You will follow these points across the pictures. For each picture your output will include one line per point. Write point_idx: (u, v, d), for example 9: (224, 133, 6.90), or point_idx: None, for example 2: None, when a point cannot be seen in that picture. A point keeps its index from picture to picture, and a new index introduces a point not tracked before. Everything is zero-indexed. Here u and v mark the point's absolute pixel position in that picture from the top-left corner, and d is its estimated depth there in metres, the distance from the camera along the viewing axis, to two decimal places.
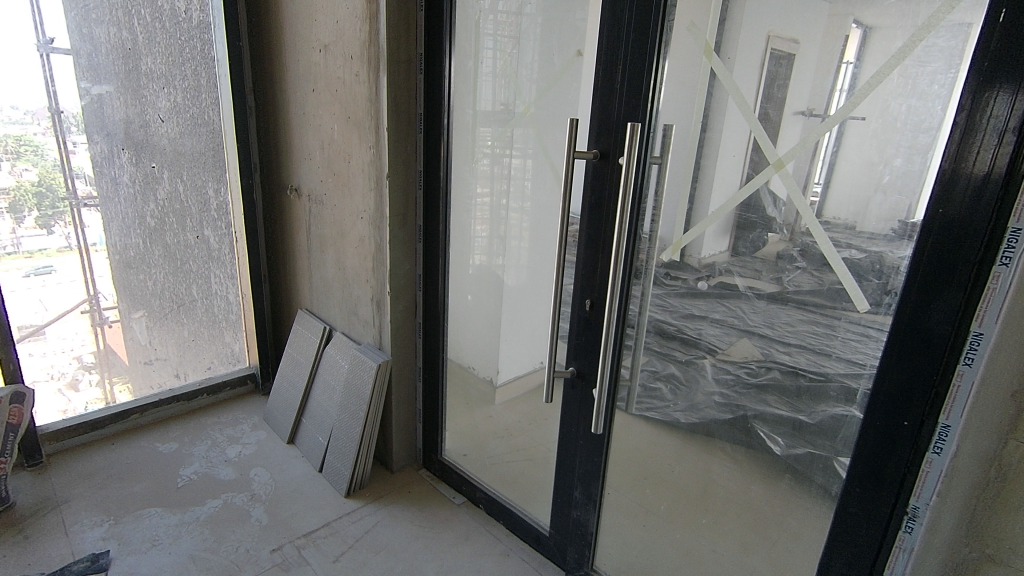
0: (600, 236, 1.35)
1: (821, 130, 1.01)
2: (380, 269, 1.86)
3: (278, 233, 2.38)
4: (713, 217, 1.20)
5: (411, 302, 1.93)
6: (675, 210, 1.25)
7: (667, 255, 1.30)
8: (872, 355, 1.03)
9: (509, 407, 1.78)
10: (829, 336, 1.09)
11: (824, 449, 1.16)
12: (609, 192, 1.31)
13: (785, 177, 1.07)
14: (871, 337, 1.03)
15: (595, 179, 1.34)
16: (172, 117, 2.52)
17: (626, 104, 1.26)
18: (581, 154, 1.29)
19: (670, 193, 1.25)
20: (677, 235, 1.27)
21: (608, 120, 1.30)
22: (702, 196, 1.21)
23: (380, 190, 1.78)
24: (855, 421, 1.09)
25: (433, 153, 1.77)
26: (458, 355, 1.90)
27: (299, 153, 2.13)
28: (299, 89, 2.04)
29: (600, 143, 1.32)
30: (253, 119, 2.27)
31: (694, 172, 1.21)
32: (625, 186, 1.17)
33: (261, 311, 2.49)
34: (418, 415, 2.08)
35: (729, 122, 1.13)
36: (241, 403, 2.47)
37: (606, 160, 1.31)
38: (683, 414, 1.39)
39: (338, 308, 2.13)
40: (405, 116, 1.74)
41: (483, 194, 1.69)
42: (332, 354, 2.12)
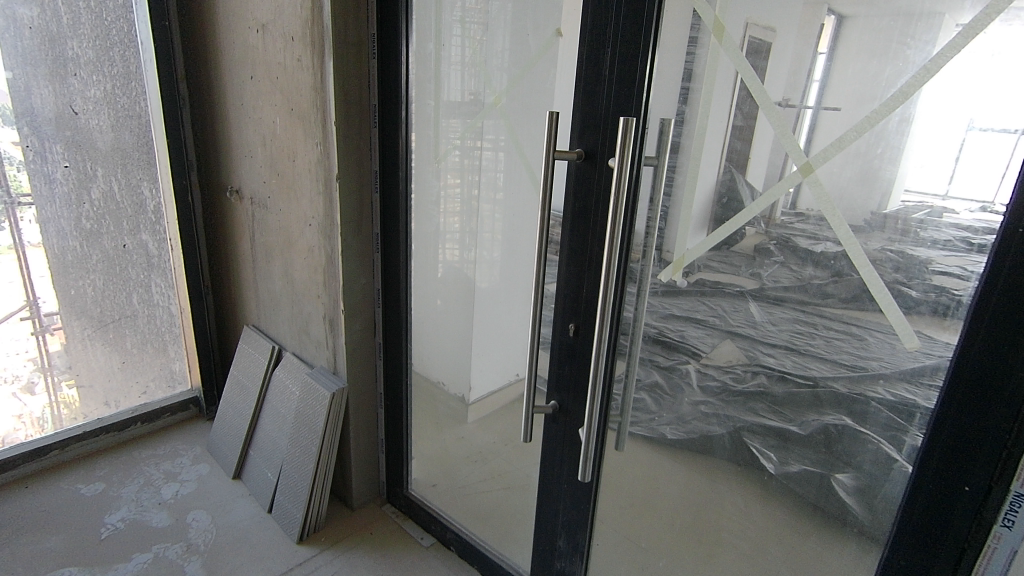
0: (586, 252, 1.14)
1: (864, 126, 0.79)
2: (332, 283, 1.62)
3: (220, 240, 2.11)
4: (724, 230, 0.98)
5: (370, 320, 1.70)
6: (678, 221, 1.04)
7: (668, 274, 1.07)
8: (856, 356, 0.87)
9: (481, 426, 1.56)
10: (816, 336, 0.91)
11: (822, 467, 0.96)
12: (599, 200, 1.10)
13: (816, 185, 0.85)
14: (853, 337, 0.87)
15: (578, 183, 1.13)
16: (103, 108, 2.05)
17: (616, 95, 1.04)
18: (564, 155, 1.07)
19: (672, 201, 1.03)
20: (679, 251, 1.05)
21: (593, 114, 1.09)
22: (710, 206, 0.99)
23: (329, 195, 1.53)
24: (857, 436, 0.90)
25: (390, 152, 1.54)
26: (424, 377, 1.69)
27: (237, 151, 1.85)
28: (234, 76, 1.77)
29: (584, 141, 1.11)
30: (187, 112, 1.99)
31: (699, 177, 0.99)
32: (617, 196, 0.96)
33: (203, 329, 2.21)
34: (380, 444, 1.85)
35: (743, 116, 0.91)
36: (183, 431, 2.20)
37: (591, 162, 1.10)
38: (669, 428, 1.16)
39: (288, 326, 1.88)
40: (357, 109, 1.50)
41: (454, 184, 1.45)
42: (283, 378, 1.87)
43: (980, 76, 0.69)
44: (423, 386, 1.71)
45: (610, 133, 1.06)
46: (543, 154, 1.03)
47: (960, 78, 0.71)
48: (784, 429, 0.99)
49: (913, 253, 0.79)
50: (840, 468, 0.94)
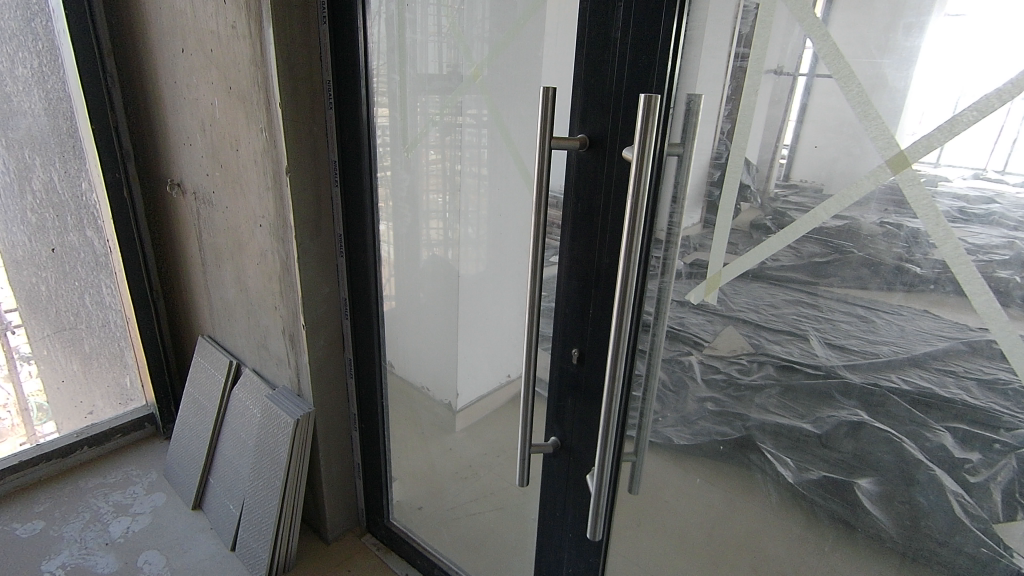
0: (595, 265, 0.92)
1: (990, 103, 0.55)
2: (289, 293, 1.38)
3: (166, 240, 1.85)
4: (783, 241, 0.73)
5: (336, 334, 1.46)
6: (717, 228, 0.79)
7: (700, 294, 0.84)
8: (865, 340, 0.69)
9: (472, 436, 1.34)
10: (820, 318, 0.72)
11: (839, 470, 0.75)
12: (609, 199, 0.87)
13: (913, 183, 0.61)
14: (860, 318, 0.69)
15: (581, 175, 0.90)
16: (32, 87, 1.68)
17: (629, 62, 0.80)
18: (564, 141, 0.84)
19: (706, 201, 0.79)
20: (715, 266, 0.81)
21: (599, 88, 0.84)
22: (761, 209, 0.74)
23: (279, 189, 1.28)
24: (877, 432, 0.70)
25: (351, 138, 1.28)
26: (399, 385, 1.47)
27: (174, 138, 1.58)
28: (164, 49, 1.49)
29: (588, 124, 0.87)
30: (118, 93, 1.72)
31: (743, 170, 0.74)
32: (636, 203, 0.72)
33: (155, 340, 1.96)
34: (356, 470, 1.64)
35: (806, 87, 0.67)
36: (137, 454, 1.97)
37: (599, 150, 0.86)
38: (675, 430, 0.93)
39: (245, 340, 1.64)
40: (307, 87, 1.24)
41: (433, 159, 1.18)
42: (242, 398, 1.65)
43: (989, 14, 0.54)
44: (398, 399, 1.49)
45: (623, 114, 0.82)
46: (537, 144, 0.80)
47: (970, 17, 0.55)
48: (787, 427, 0.79)
49: (908, 226, 0.63)
50: (856, 471, 0.73)
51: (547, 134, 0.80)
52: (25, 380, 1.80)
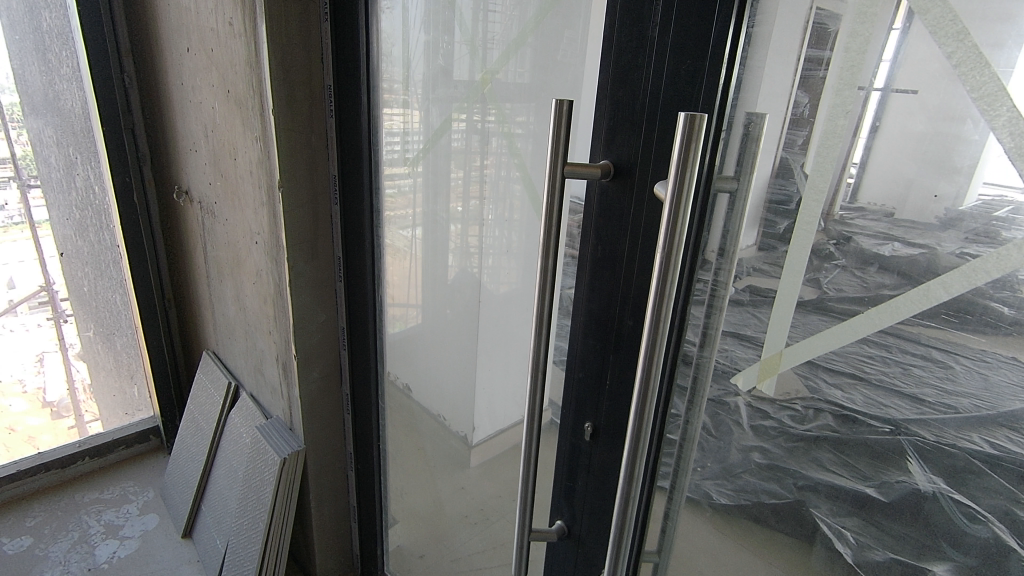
0: (618, 326, 0.72)
1: None
2: (282, 318, 1.25)
3: (176, 249, 1.77)
4: (873, 324, 0.51)
5: (333, 365, 1.32)
6: (779, 297, 0.58)
7: (751, 380, 0.62)
8: (941, 390, 0.48)
9: (486, 473, 1.14)
10: (885, 359, 0.51)
11: (909, 550, 0.53)
12: (639, 245, 0.67)
13: None
14: (935, 362, 0.48)
15: (605, 210, 0.71)
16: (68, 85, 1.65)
17: (669, 69, 0.60)
18: (584, 168, 0.65)
19: (767, 258, 0.58)
20: (772, 346, 0.59)
21: (628, 101, 0.65)
22: (848, 278, 0.52)
23: (272, 205, 1.15)
24: (960, 508, 0.49)
25: (353, 150, 1.14)
26: (397, 416, 1.33)
27: (182, 143, 1.49)
28: (173, 49, 1.40)
29: (613, 147, 0.68)
30: (136, 93, 1.64)
31: (820, 221, 0.54)
32: (668, 266, 0.52)
33: (164, 352, 1.88)
34: (351, 511, 1.49)
35: (905, 113, 0.47)
36: (139, 469, 1.89)
37: (628, 181, 0.67)
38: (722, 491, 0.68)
39: (244, 361, 1.53)
40: (305, 93, 1.10)
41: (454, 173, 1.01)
42: (237, 424, 1.53)
43: None
44: (395, 432, 1.35)
45: (659, 136, 0.62)
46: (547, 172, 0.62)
47: None
48: (838, 488, 0.57)
49: (995, 260, 0.44)
50: (930, 553, 0.52)
51: (559, 159, 0.61)
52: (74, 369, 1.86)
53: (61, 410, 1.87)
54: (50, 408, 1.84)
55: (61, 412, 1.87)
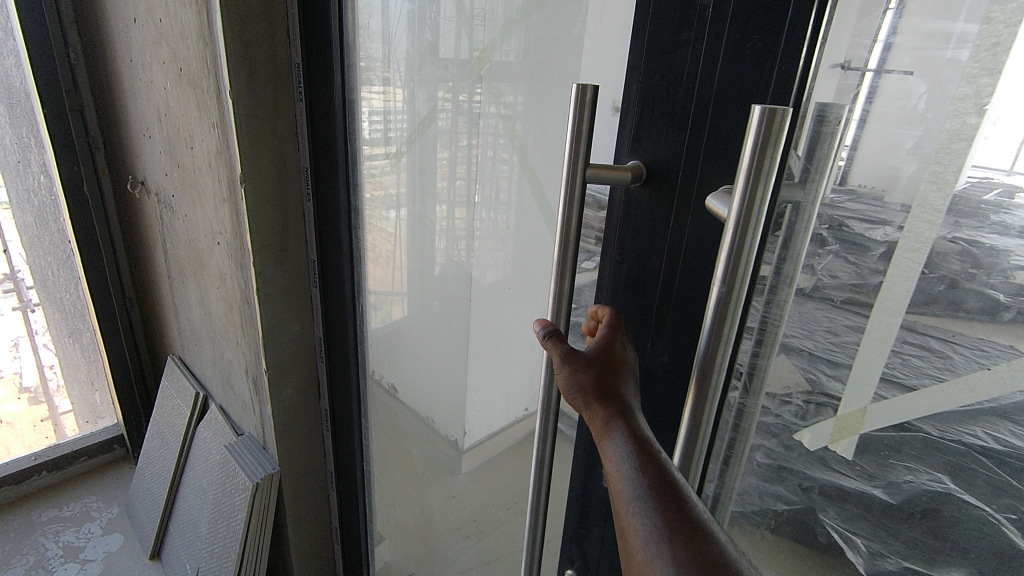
0: (649, 363, 0.60)
1: None
2: (249, 328, 1.11)
3: (137, 244, 1.60)
4: (1000, 384, 0.39)
5: (309, 378, 1.19)
6: (865, 340, 0.46)
7: (822, 440, 0.51)
8: (941, 382, 0.42)
9: (479, 486, 1.02)
10: (880, 347, 0.45)
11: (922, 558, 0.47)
12: (678, 267, 0.55)
13: None
14: (933, 352, 0.42)
15: (631, 222, 0.58)
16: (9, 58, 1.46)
17: (725, 46, 0.46)
18: (609, 170, 0.53)
19: (851, 293, 0.46)
20: (853, 401, 0.48)
21: (667, 85, 0.51)
22: (968, 324, 0.40)
23: (235, 202, 1.00)
24: (961, 505, 0.43)
25: (325, 139, 0.99)
26: (378, 420, 1.21)
27: (134, 128, 1.32)
28: (118, 19, 1.22)
29: (646, 144, 0.55)
30: (83, 70, 1.45)
31: (929, 251, 0.41)
32: (726, 299, 0.43)
33: (126, 356, 1.72)
34: (334, 532, 1.38)
35: (895, 94, 0.41)
36: (102, 482, 1.74)
37: (665, 188, 0.54)
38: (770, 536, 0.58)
39: (211, 371, 1.39)
40: (268, 72, 0.94)
41: (443, 168, 0.88)
42: (206, 439, 1.39)
43: None
44: (378, 440, 1.23)
45: (709, 132, 0.49)
46: (564, 176, 0.51)
47: None
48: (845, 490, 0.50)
49: (987, 246, 0.39)
50: (942, 560, 0.45)
51: (581, 163, 0.50)
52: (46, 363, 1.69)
53: (43, 397, 1.70)
54: (27, 394, 1.67)
55: (41, 399, 1.70)
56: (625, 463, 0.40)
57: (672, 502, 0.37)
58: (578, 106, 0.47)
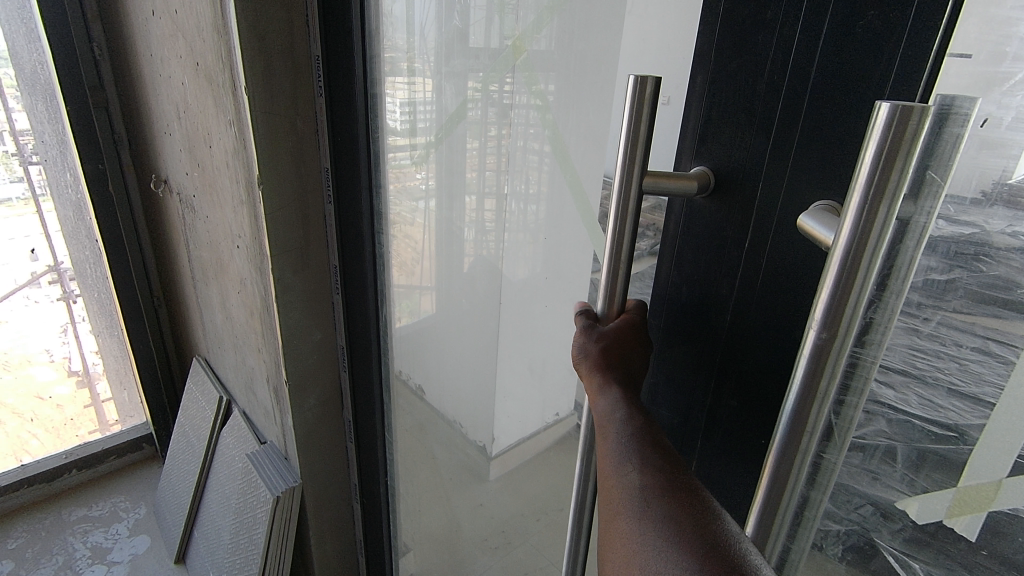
0: (715, 404, 0.51)
1: None
2: (269, 336, 1.06)
3: (163, 243, 1.58)
4: None
5: (332, 388, 1.13)
6: (1006, 397, 0.35)
7: (937, 514, 0.40)
8: None
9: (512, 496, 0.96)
10: (951, 363, 0.38)
11: None
12: (755, 294, 0.46)
13: None
14: (995, 357, 0.36)
15: (694, 239, 0.49)
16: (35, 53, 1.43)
17: (828, 30, 0.37)
18: (671, 179, 0.45)
19: (990, 337, 0.36)
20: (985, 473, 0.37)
21: (749, 77, 0.42)
22: None
23: (253, 205, 0.94)
24: None
25: (347, 138, 0.92)
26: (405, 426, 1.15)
27: (156, 125, 1.28)
28: (138, 12, 1.17)
29: (717, 148, 0.46)
30: (107, 66, 1.42)
31: None
32: (826, 348, 0.34)
33: (153, 356, 1.71)
34: (358, 543, 1.33)
35: None
36: (131, 482, 1.74)
37: (742, 201, 0.45)
38: None
39: (234, 375, 1.35)
40: (286, 66, 0.87)
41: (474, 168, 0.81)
42: (229, 446, 1.36)
43: None
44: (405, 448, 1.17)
45: (803, 134, 0.40)
46: (615, 189, 0.43)
47: None
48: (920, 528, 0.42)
49: None
50: None
51: (636, 172, 0.42)
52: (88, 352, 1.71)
53: (93, 378, 1.74)
54: (77, 376, 1.70)
55: (91, 380, 1.73)
56: (614, 416, 0.43)
57: (647, 452, 0.39)
58: (636, 105, 0.39)
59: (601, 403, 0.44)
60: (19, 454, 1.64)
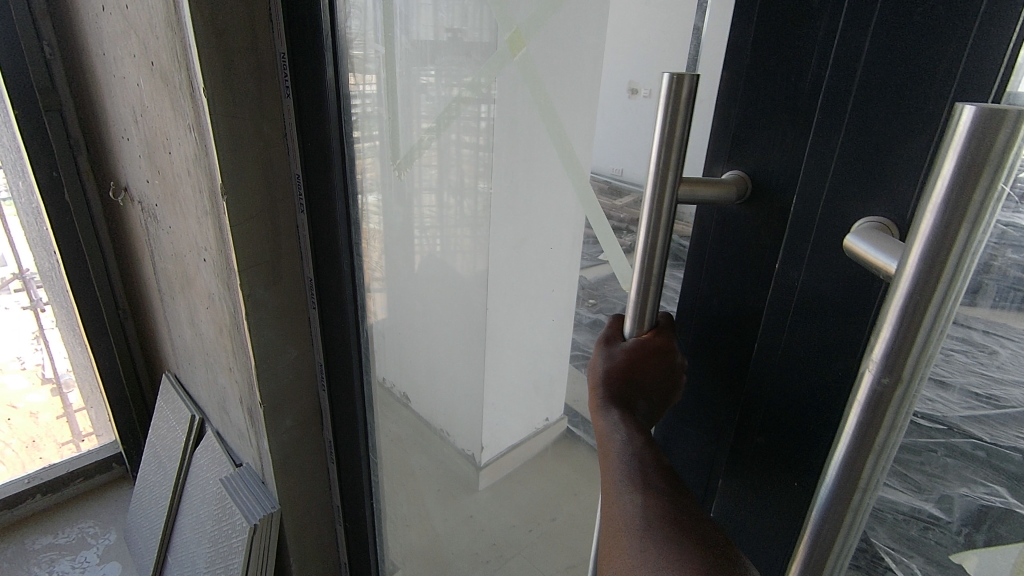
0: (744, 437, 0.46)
1: None
2: (240, 356, 0.98)
3: (127, 254, 1.48)
4: None
5: (310, 408, 1.06)
6: None
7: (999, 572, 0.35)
8: None
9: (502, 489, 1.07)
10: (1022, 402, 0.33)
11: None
12: (792, 317, 0.41)
13: None
14: None
15: (723, 255, 0.45)
16: None
17: (877, 22, 0.32)
18: (704, 188, 0.41)
19: None
20: None
21: (787, 75, 0.38)
22: None
23: (217, 217, 0.86)
24: None
25: (318, 145, 0.84)
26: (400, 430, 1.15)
27: (113, 128, 1.19)
28: (88, 6, 1.08)
29: (748, 156, 0.41)
30: (60, 65, 1.32)
31: None
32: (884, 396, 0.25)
33: (121, 372, 1.62)
34: (342, 567, 1.26)
35: None
36: (100, 505, 1.65)
37: (779, 214, 0.40)
38: None
39: (206, 394, 1.27)
40: (249, 66, 0.79)
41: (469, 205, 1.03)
42: (202, 468, 1.28)
43: None
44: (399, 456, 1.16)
45: (849, 140, 0.35)
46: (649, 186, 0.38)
47: None
48: None
49: None
50: None
51: (670, 178, 0.38)
52: (58, 358, 1.60)
53: (67, 386, 1.64)
54: (50, 384, 1.60)
55: (64, 389, 1.63)
56: (614, 436, 0.39)
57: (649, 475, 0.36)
58: (673, 100, 0.35)
59: (604, 425, 0.41)
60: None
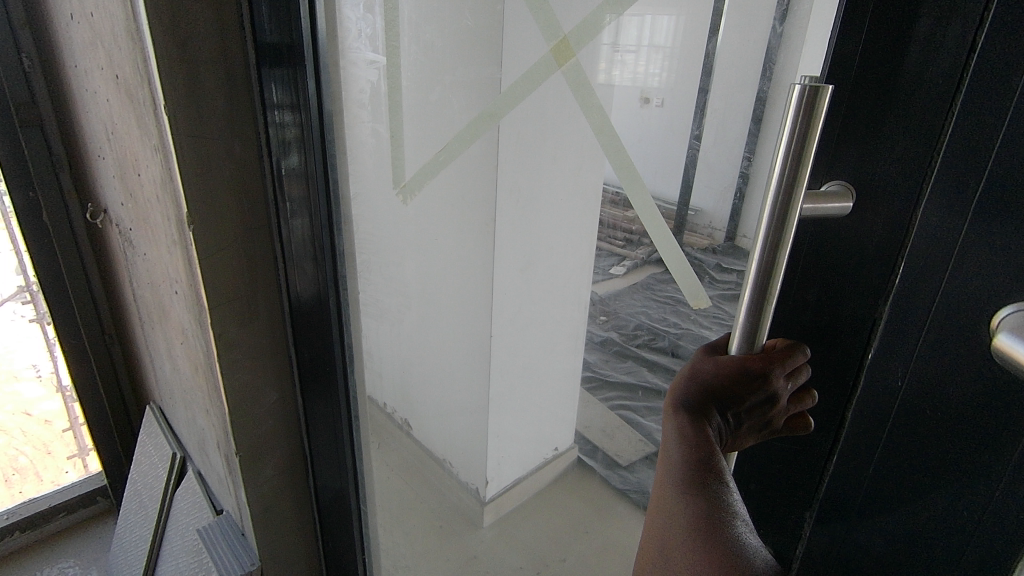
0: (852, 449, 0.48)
1: None
2: (216, 399, 0.89)
3: (112, 278, 1.40)
4: None
5: (294, 454, 0.96)
6: None
7: None
8: None
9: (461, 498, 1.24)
10: None
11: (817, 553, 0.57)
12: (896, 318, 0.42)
13: None
14: None
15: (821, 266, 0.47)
16: None
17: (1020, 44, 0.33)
18: (819, 200, 0.42)
19: None
20: None
21: (903, 85, 0.40)
22: None
23: (185, 248, 0.77)
24: None
25: (297, 169, 0.74)
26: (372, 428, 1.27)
27: (89, 147, 1.11)
28: (60, 16, 0.99)
29: (866, 165, 0.43)
30: (40, 81, 1.24)
31: None
32: None
33: (106, 401, 1.53)
34: None
35: None
36: (82, 543, 1.55)
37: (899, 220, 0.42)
38: None
39: (188, 431, 1.17)
40: (218, 82, 0.70)
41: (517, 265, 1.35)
42: (182, 513, 1.18)
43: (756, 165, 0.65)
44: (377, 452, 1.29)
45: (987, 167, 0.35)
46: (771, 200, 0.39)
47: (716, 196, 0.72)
48: None
49: None
50: None
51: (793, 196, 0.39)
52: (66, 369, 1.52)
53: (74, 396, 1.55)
54: (63, 393, 1.53)
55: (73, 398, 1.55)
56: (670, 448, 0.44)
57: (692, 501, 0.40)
58: (803, 120, 0.36)
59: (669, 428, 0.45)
60: (5, 473, 1.49)
